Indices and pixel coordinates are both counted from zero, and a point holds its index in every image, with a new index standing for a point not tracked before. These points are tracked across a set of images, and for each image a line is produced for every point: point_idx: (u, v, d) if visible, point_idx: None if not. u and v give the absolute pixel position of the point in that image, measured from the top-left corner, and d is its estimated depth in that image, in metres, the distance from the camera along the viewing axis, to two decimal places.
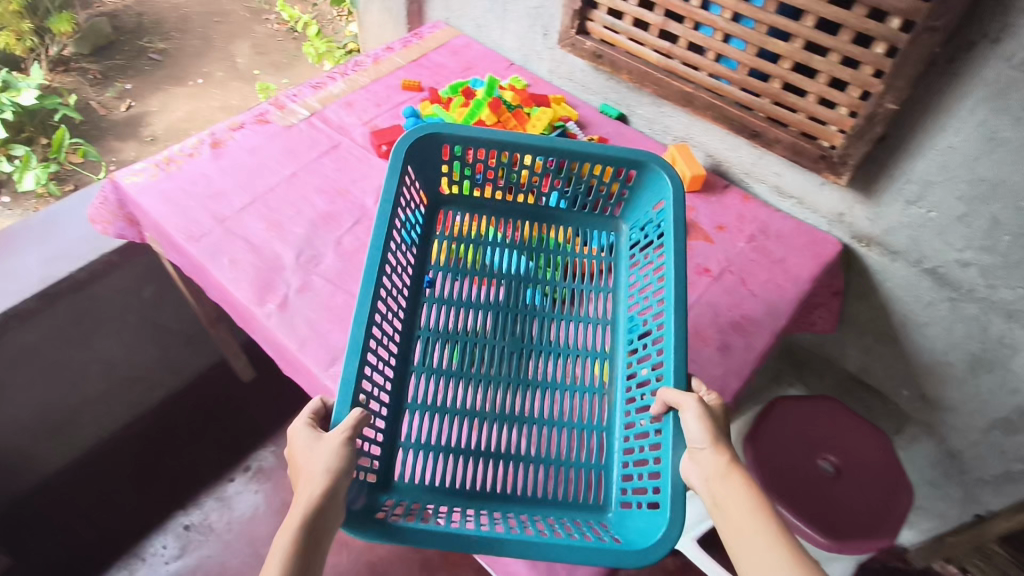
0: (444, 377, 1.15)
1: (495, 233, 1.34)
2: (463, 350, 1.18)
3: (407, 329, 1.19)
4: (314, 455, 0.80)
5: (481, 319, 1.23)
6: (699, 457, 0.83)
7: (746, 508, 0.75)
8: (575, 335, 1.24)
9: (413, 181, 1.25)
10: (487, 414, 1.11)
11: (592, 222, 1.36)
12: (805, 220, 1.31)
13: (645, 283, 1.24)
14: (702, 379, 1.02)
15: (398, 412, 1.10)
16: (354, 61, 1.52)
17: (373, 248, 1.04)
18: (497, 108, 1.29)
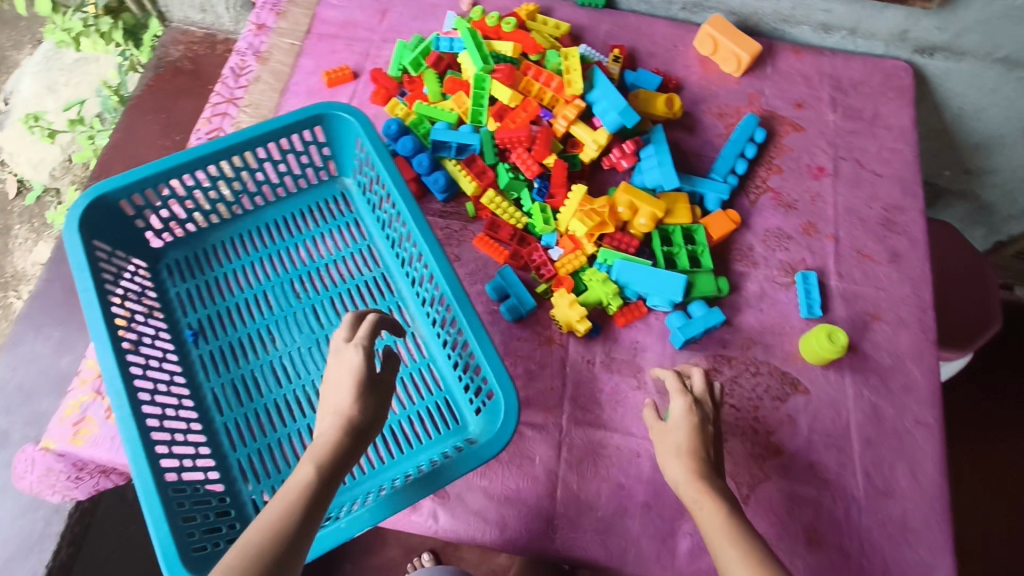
0: (258, 409, 0.80)
1: (217, 244, 0.90)
2: (265, 370, 0.82)
3: (198, 397, 0.80)
4: (350, 387, 0.56)
5: (253, 336, 0.84)
6: (668, 466, 0.66)
7: (722, 539, 0.57)
8: (352, 293, 0.87)
9: (114, 255, 0.81)
10: (305, 421, 0.79)
11: (310, 196, 0.93)
12: (856, 49, 1.13)
13: (389, 210, 0.86)
14: (897, 307, 0.91)
15: (239, 475, 0.76)
16: (230, 66, 1.03)
17: (114, 385, 0.68)
18: (512, 77, 0.92)
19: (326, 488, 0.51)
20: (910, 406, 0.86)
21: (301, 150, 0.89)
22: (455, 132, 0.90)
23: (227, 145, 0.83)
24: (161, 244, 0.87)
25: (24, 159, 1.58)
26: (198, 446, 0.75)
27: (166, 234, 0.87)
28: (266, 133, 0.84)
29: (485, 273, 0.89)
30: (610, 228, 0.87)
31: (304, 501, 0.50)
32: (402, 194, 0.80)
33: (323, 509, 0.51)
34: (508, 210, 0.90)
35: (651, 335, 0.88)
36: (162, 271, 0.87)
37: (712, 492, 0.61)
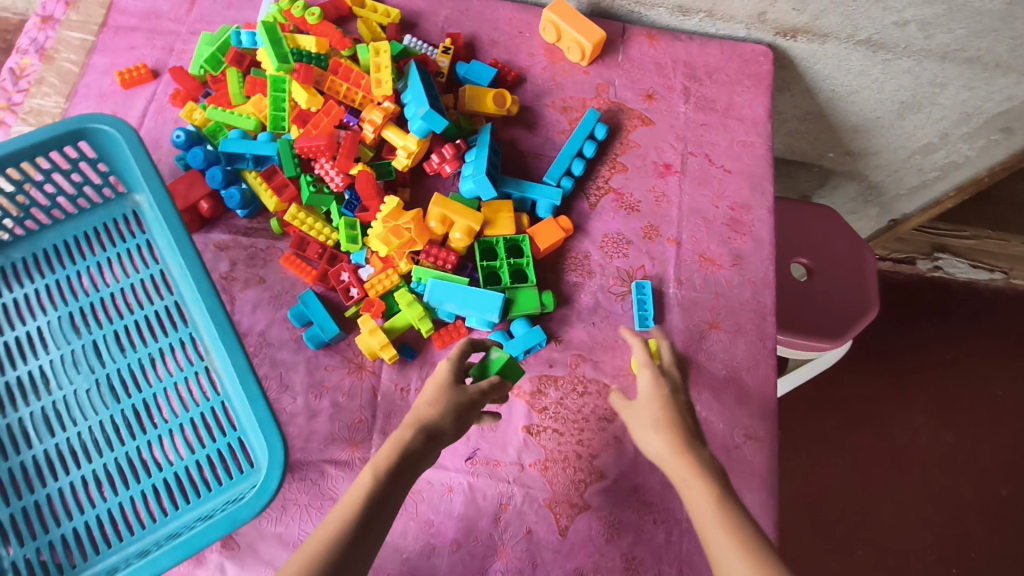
0: (26, 464, 0.73)
1: None
2: (37, 419, 0.76)
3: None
4: (442, 391, 0.61)
5: (26, 379, 0.77)
6: (647, 445, 0.63)
7: (705, 507, 0.54)
8: (141, 326, 0.79)
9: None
10: (78, 473, 0.73)
11: (96, 216, 0.84)
12: (717, 32, 1.06)
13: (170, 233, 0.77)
14: (736, 314, 0.87)
15: (0, 537, 0.70)
16: (10, 65, 0.93)
17: None
18: (313, 78, 0.83)
19: (387, 495, 0.52)
20: (742, 420, 0.82)
21: (71, 168, 0.79)
22: (250, 142, 0.83)
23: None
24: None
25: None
26: None
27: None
28: (19, 154, 0.74)
29: (291, 296, 0.82)
30: (421, 244, 0.81)
31: (363, 507, 0.50)
32: (170, 220, 0.72)
33: (383, 520, 0.51)
34: (314, 225, 0.82)
35: (472, 357, 0.82)
36: None
37: (691, 462, 0.58)
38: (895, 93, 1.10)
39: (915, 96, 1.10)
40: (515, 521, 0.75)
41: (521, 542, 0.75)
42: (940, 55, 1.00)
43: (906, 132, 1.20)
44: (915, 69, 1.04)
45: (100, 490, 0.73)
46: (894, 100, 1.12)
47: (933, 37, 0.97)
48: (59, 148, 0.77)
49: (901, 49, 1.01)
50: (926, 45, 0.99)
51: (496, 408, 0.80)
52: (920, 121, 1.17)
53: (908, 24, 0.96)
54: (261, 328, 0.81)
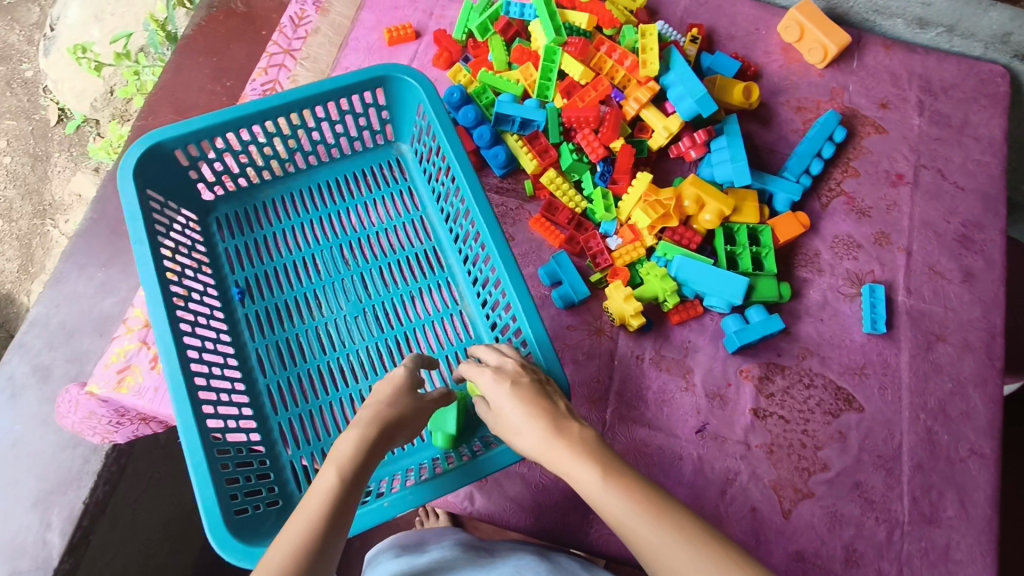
0: (301, 376, 0.80)
1: (268, 201, 0.88)
2: (307, 338, 0.82)
3: (242, 357, 0.80)
4: (390, 389, 0.59)
5: (299, 300, 0.83)
6: (520, 438, 0.54)
7: (599, 494, 0.47)
8: (400, 267, 0.85)
9: (167, 206, 0.79)
10: (347, 390, 0.79)
11: (364, 160, 0.90)
12: (950, 49, 1.06)
13: (447, 184, 0.83)
14: (963, 330, 0.87)
15: (279, 437, 0.77)
16: (288, 17, 0.99)
17: (167, 345, 0.67)
18: (584, 53, 0.86)
19: (352, 490, 0.50)
20: (967, 435, 0.82)
21: (359, 112, 0.86)
22: (519, 106, 0.86)
23: (288, 100, 0.79)
24: (211, 197, 0.85)
25: (68, 87, 1.56)
26: (241, 407, 0.76)
27: (218, 187, 0.85)
28: (328, 96, 0.81)
29: (537, 256, 0.87)
30: (673, 222, 0.84)
31: (329, 505, 0.48)
32: (463, 167, 0.77)
33: (350, 512, 0.49)
34: (567, 192, 0.86)
35: (704, 335, 0.85)
36: (212, 224, 0.85)
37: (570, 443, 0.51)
38: None
39: None
40: (740, 496, 0.78)
41: (746, 518, 0.77)
42: None
43: None
44: None
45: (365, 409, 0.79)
46: None
47: None
48: (359, 93, 0.83)
49: None
50: None
51: (725, 387, 0.83)
52: None
53: None
54: None
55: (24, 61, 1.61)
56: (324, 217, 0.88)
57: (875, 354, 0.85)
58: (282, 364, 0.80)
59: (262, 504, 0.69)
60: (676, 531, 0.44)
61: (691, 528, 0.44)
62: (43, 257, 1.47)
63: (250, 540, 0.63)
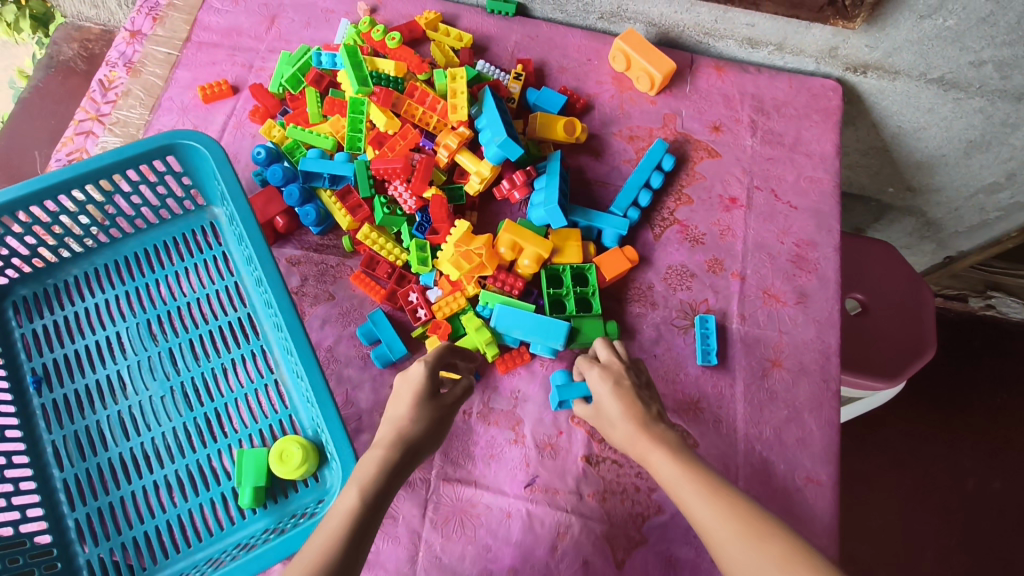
0: (101, 467, 0.75)
1: (70, 279, 0.84)
2: (110, 424, 0.77)
3: (36, 451, 0.75)
4: (414, 398, 0.61)
5: (102, 382, 0.79)
6: (610, 422, 0.66)
7: (674, 479, 0.57)
8: (213, 339, 0.81)
9: None
10: (150, 477, 0.74)
11: (174, 227, 0.86)
12: (785, 65, 1.05)
13: (249, 250, 0.79)
14: (797, 354, 0.86)
15: (75, 535, 0.72)
16: (97, 79, 0.96)
17: None
18: (391, 103, 0.85)
19: (372, 512, 0.52)
20: (803, 462, 0.81)
21: (157, 180, 0.82)
22: (327, 162, 0.84)
23: (68, 176, 0.75)
24: (5, 281, 0.81)
25: None
26: (27, 508, 0.71)
27: (10, 270, 0.81)
28: (114, 169, 0.77)
29: (359, 313, 0.84)
30: (490, 269, 0.82)
31: (352, 525, 0.50)
32: (252, 235, 0.74)
33: (370, 534, 0.51)
34: (385, 246, 0.84)
35: (533, 383, 0.83)
36: (8, 309, 0.81)
37: (652, 435, 0.61)
38: (963, 132, 1.05)
39: (985, 135, 1.05)
40: (572, 550, 0.75)
41: (578, 573, 0.74)
42: (1016, 96, 0.95)
43: (975, 170, 1.13)
44: (987, 109, 0.99)
45: (170, 497, 0.74)
46: (962, 138, 1.07)
47: (1010, 79, 0.93)
48: (150, 161, 0.79)
49: (975, 89, 0.96)
50: (1002, 86, 0.95)
51: (556, 435, 0.80)
52: (989, 160, 1.10)
53: (985, 64, 0.92)
54: (329, 344, 0.82)
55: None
56: (136, 292, 0.83)
57: (709, 386, 0.84)
58: (81, 455, 0.76)
59: None
60: (731, 498, 0.53)
61: (741, 503, 0.52)
62: None
63: None
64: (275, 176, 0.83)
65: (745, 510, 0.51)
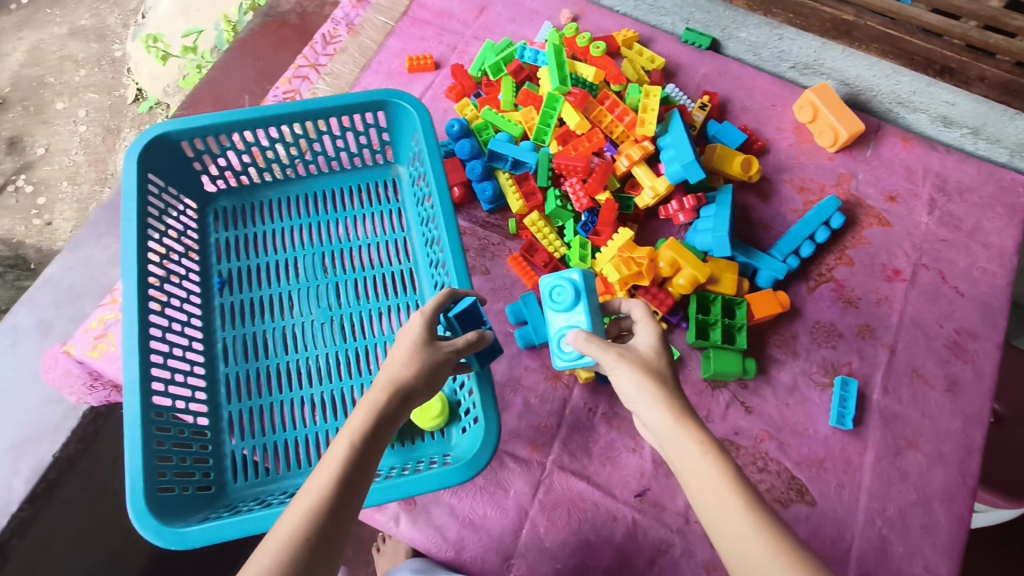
0: (259, 372, 0.83)
1: (265, 201, 0.92)
2: (271, 337, 0.85)
3: (209, 343, 0.84)
4: (411, 347, 0.58)
5: (273, 298, 0.87)
6: (629, 394, 0.55)
7: (698, 472, 0.49)
8: (373, 285, 0.87)
9: (166, 191, 0.84)
10: (298, 393, 0.81)
11: (361, 175, 0.93)
12: (975, 151, 1.01)
13: (430, 213, 0.85)
14: (937, 441, 0.83)
15: (226, 426, 0.80)
16: (321, 34, 1.06)
17: (129, 316, 0.72)
18: (584, 105, 0.89)
19: (364, 464, 0.50)
20: (923, 550, 0.78)
21: (361, 130, 0.89)
22: (514, 146, 0.89)
23: (292, 110, 0.83)
24: (213, 190, 0.91)
25: (147, 71, 1.66)
26: (195, 390, 0.79)
27: (220, 181, 0.90)
28: (330, 114, 0.85)
29: (510, 292, 0.88)
30: (646, 281, 0.84)
31: (343, 474, 0.49)
32: (442, 195, 0.79)
33: (364, 485, 0.50)
34: (548, 236, 0.87)
35: None
36: (210, 214, 0.91)
37: (699, 441, 0.50)
38: None
39: None
40: (669, 569, 0.76)
41: None
42: None
43: None
44: None
45: (312, 414, 0.80)
46: None
47: None
48: (362, 113, 0.86)
49: None
50: None
51: None
52: None
53: None
54: None
55: (117, 41, 1.73)
56: (315, 226, 0.91)
57: (837, 449, 0.82)
58: (243, 358, 0.83)
59: (190, 486, 0.71)
60: (764, 519, 0.46)
61: (776, 525, 0.45)
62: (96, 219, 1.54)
63: (166, 519, 0.65)
64: (462, 150, 0.89)
65: (771, 532, 0.45)
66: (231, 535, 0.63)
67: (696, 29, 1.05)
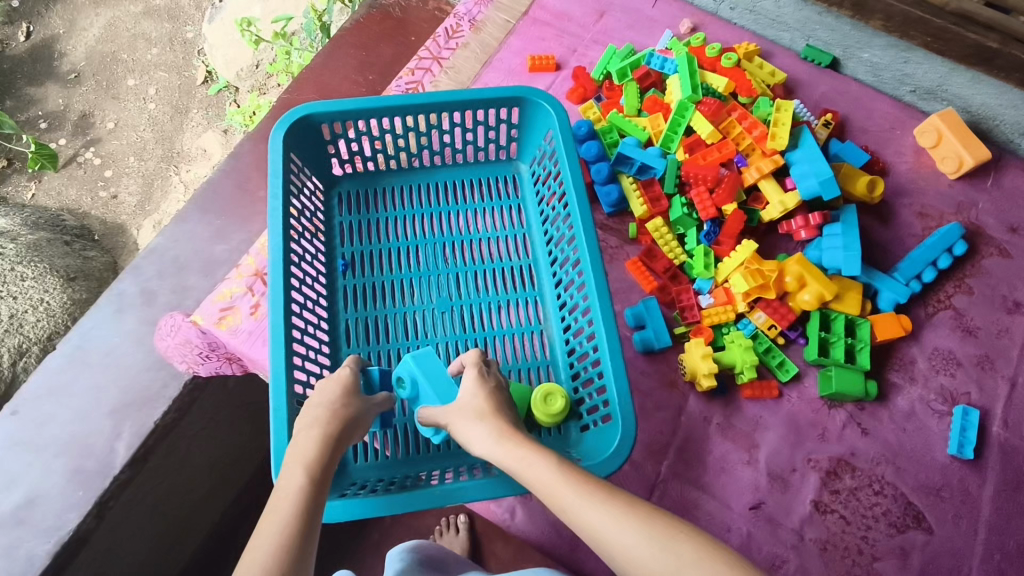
0: (380, 355, 0.83)
1: (387, 188, 0.94)
2: (391, 322, 0.85)
3: (333, 323, 0.85)
4: (340, 391, 0.62)
5: (394, 284, 0.88)
6: (471, 436, 0.58)
7: (555, 479, 0.51)
8: (491, 278, 0.88)
9: (302, 171, 0.86)
10: None
11: (483, 170, 0.95)
12: None
13: (557, 210, 0.86)
14: None
15: None
16: (443, 28, 1.08)
17: (275, 289, 0.73)
18: (714, 115, 0.90)
19: (319, 487, 0.52)
20: None
21: (491, 126, 0.91)
22: (641, 151, 0.89)
23: (431, 100, 0.84)
24: (340, 173, 0.92)
25: (221, 54, 1.64)
26: (323, 368, 0.80)
27: (348, 165, 0.92)
28: (465, 108, 0.87)
29: (627, 296, 0.89)
30: (771, 294, 0.83)
31: (302, 497, 0.50)
32: (578, 193, 0.80)
33: (322, 505, 0.51)
34: (669, 243, 0.88)
35: (776, 415, 0.83)
36: (335, 198, 0.92)
37: (532, 451, 0.54)
38: None
39: None
40: None
41: None
42: None
43: None
44: None
45: None
46: None
47: None
48: (497, 109, 0.88)
49: None
50: None
51: (790, 471, 0.81)
52: None
53: None
54: None
55: (189, 23, 1.72)
56: (435, 216, 0.92)
57: (955, 479, 0.81)
58: (365, 340, 0.84)
59: None
60: (628, 502, 0.47)
61: (641, 503, 0.47)
62: (160, 198, 1.55)
63: None
64: (591, 150, 0.89)
65: (633, 510, 0.46)
66: (378, 513, 0.64)
67: (816, 46, 1.05)
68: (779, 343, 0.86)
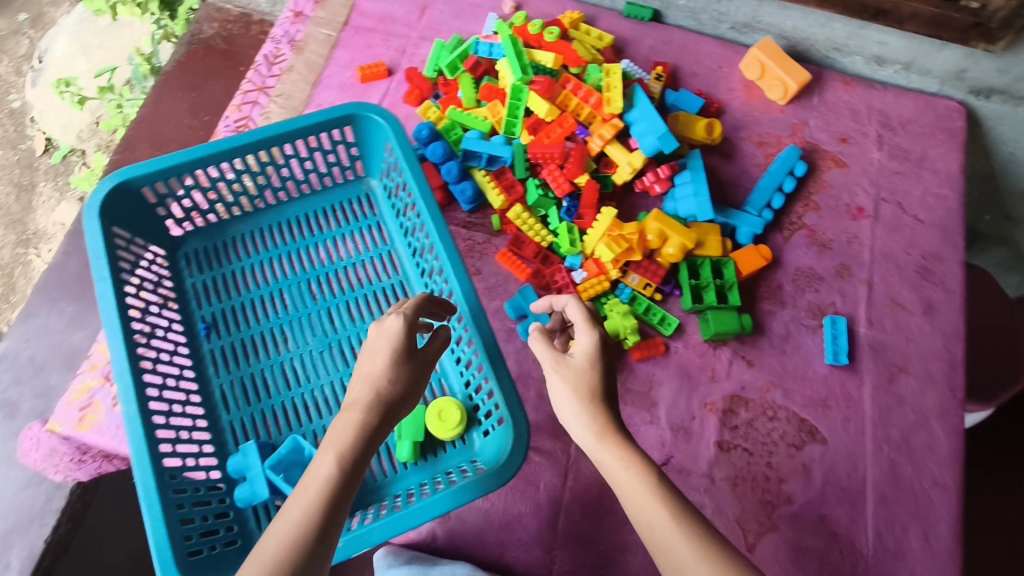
0: (265, 413, 0.80)
1: (236, 237, 0.89)
2: (269, 376, 0.82)
3: (206, 392, 0.80)
4: (392, 353, 0.54)
5: (264, 336, 0.84)
6: (567, 412, 0.57)
7: (644, 501, 0.50)
8: (365, 304, 0.86)
9: (133, 243, 0.80)
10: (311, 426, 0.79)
11: (334, 195, 0.92)
12: (909, 84, 1.06)
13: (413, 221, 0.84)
14: (923, 362, 0.88)
15: None
16: (265, 55, 1.03)
17: (122, 379, 0.68)
18: (548, 91, 0.90)
19: (348, 487, 0.47)
20: (929, 466, 0.83)
21: (329, 149, 0.88)
22: (486, 142, 0.89)
23: (256, 138, 0.80)
24: (179, 233, 0.86)
25: (53, 118, 1.50)
26: (202, 444, 0.75)
27: (187, 223, 0.86)
28: (297, 137, 0.83)
29: (505, 289, 0.89)
30: (637, 256, 0.85)
31: (330, 497, 0.46)
32: (427, 203, 0.78)
33: (347, 507, 0.47)
34: (533, 227, 0.88)
35: (667, 369, 0.86)
36: (181, 259, 0.87)
37: (625, 458, 0.52)
38: None
39: None
40: None
41: None
42: None
43: None
44: None
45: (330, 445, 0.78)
46: None
47: None
48: (329, 132, 0.85)
49: None
50: None
51: (689, 420, 0.84)
52: None
53: None
54: None
55: (14, 91, 1.57)
56: (295, 253, 0.88)
57: (837, 386, 0.86)
58: (245, 402, 0.80)
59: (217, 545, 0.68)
60: (715, 550, 0.47)
61: (722, 551, 0.47)
62: (24, 286, 1.41)
63: None
64: (434, 151, 0.88)
65: (717, 561, 0.46)
66: None
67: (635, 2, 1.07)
68: (657, 299, 0.89)
